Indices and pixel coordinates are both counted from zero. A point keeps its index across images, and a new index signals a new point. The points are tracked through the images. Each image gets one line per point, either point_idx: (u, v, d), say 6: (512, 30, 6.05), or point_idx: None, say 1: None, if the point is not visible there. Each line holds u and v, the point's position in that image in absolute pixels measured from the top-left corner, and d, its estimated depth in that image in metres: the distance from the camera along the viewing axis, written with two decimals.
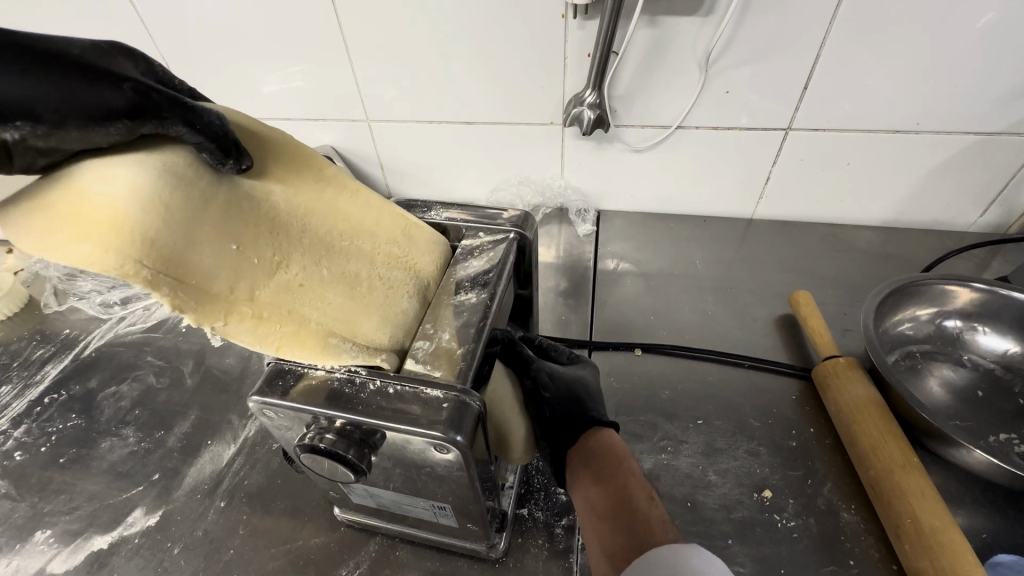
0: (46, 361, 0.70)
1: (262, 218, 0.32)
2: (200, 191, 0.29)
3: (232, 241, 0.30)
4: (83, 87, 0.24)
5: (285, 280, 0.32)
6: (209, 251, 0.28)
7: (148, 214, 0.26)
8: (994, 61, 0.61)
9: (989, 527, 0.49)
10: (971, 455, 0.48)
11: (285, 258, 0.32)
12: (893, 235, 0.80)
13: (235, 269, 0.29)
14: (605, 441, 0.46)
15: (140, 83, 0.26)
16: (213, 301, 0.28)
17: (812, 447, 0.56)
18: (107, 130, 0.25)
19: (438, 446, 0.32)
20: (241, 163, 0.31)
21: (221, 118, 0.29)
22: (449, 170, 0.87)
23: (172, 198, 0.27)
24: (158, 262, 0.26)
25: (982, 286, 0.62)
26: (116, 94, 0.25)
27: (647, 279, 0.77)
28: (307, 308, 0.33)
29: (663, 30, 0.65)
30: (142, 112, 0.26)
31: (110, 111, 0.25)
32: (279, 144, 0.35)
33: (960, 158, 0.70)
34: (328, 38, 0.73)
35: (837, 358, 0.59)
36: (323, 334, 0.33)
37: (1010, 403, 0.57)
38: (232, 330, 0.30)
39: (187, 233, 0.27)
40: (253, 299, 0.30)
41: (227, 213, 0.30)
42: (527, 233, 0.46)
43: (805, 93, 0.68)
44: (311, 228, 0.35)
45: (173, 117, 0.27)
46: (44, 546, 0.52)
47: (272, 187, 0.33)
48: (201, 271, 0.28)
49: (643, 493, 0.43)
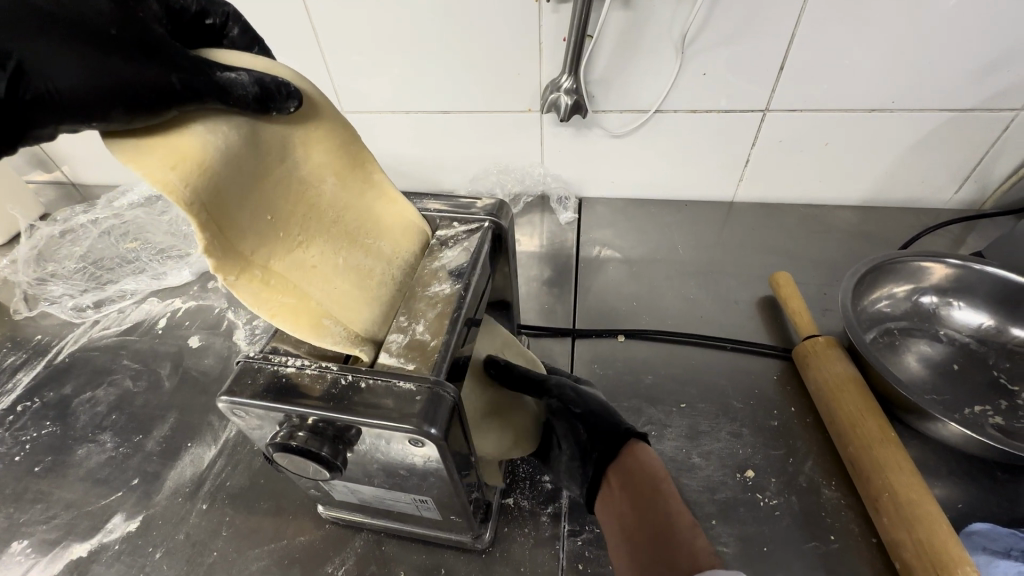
0: (17, 369, 0.68)
1: (301, 201, 0.32)
2: (264, 163, 0.30)
3: (267, 214, 0.30)
4: (134, 80, 0.25)
5: (300, 258, 0.32)
6: (250, 214, 0.29)
7: (226, 172, 0.27)
8: (969, 35, 0.61)
9: (965, 498, 0.50)
10: (947, 428, 0.49)
11: (307, 238, 0.32)
12: (871, 214, 0.81)
13: (261, 235, 0.30)
14: (644, 461, 0.41)
15: (186, 75, 0.27)
16: (232, 256, 0.28)
17: (794, 427, 0.57)
18: (164, 117, 0.27)
19: (413, 440, 0.32)
20: (280, 112, 0.31)
21: (252, 82, 0.29)
22: (428, 160, 0.85)
23: (244, 162, 0.29)
24: (212, 212, 0.27)
25: (956, 262, 0.63)
26: (167, 88, 0.26)
27: (631, 265, 0.77)
28: (314, 286, 0.33)
29: (638, 11, 0.64)
30: (187, 100, 0.27)
31: (164, 100, 0.26)
32: (358, 140, 0.35)
33: (935, 135, 0.71)
34: (298, 29, 0.71)
35: (816, 337, 0.59)
36: (319, 313, 0.33)
37: (985, 376, 0.58)
38: (239, 288, 0.29)
39: (244, 194, 0.29)
40: (267, 268, 0.30)
41: (278, 187, 0.31)
42: (503, 221, 0.45)
43: (782, 73, 0.67)
44: (342, 221, 0.34)
45: (210, 97, 0.27)
46: (21, 557, 0.51)
47: (330, 176, 0.34)
48: (235, 227, 0.28)
49: (687, 525, 0.36)
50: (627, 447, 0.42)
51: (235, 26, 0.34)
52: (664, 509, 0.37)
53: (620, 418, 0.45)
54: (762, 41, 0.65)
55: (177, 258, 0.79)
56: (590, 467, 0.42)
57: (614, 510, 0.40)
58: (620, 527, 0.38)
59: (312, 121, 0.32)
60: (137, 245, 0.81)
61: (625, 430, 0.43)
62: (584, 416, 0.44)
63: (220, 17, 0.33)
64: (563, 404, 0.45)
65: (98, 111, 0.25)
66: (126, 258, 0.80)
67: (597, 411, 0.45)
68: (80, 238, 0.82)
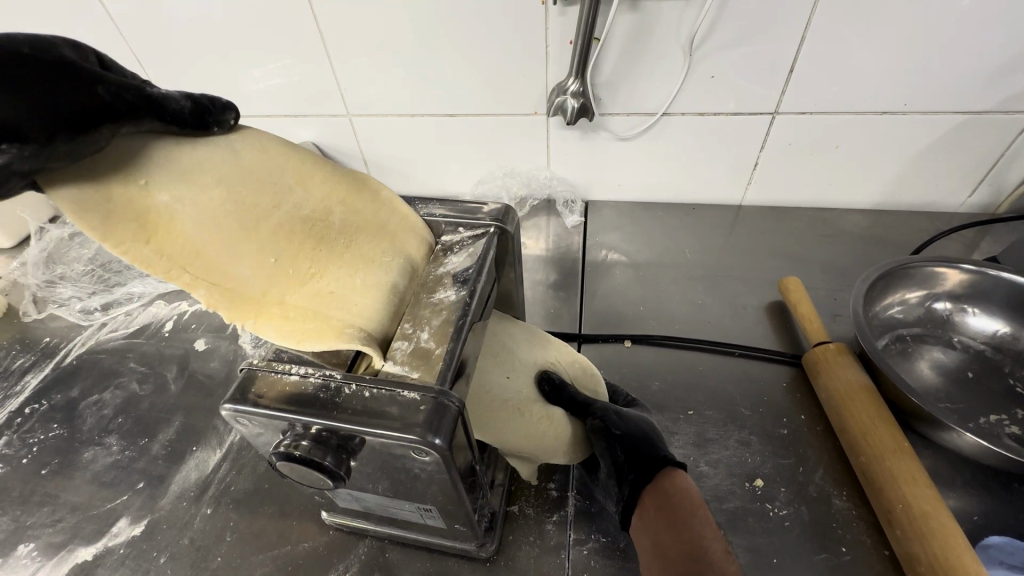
0: (26, 371, 0.68)
1: (307, 237, 0.34)
2: (255, 212, 0.32)
3: (270, 256, 0.32)
4: (64, 98, 0.25)
5: (316, 287, 0.34)
6: (251, 261, 0.31)
7: (203, 234, 0.30)
8: (982, 37, 0.60)
9: (981, 509, 0.49)
10: (962, 438, 0.48)
11: (321, 269, 0.34)
12: (883, 218, 0.80)
13: (267, 276, 0.32)
14: (681, 485, 0.39)
15: (112, 86, 0.27)
16: (242, 301, 0.31)
17: (804, 434, 0.56)
18: (94, 136, 0.26)
19: (417, 450, 0.31)
20: (222, 125, 0.33)
21: (184, 96, 0.31)
22: (433, 163, 0.85)
23: (225, 218, 0.31)
24: (200, 271, 0.30)
25: (971, 268, 0.62)
26: (96, 102, 0.26)
27: (637, 269, 0.76)
28: (334, 308, 0.34)
29: (644, 14, 0.64)
30: (117, 114, 0.27)
31: (95, 117, 0.26)
32: (342, 171, 0.38)
33: (949, 137, 0.70)
34: (304, 33, 0.71)
35: (827, 344, 0.58)
36: (340, 325, 0.33)
37: (1000, 385, 0.57)
38: (260, 327, 0.32)
39: (235, 246, 0.31)
40: (283, 303, 0.32)
41: (277, 230, 0.33)
42: (509, 226, 0.44)
43: (793, 75, 0.66)
44: (356, 247, 0.36)
45: (149, 114, 0.29)
46: (27, 560, 0.51)
47: (330, 208, 0.36)
48: (236, 276, 0.31)
49: (720, 550, 0.36)
50: (665, 472, 0.40)
51: None
52: (699, 532, 0.37)
53: (662, 445, 0.43)
54: (771, 44, 0.64)
55: None
56: (626, 488, 0.41)
57: (647, 532, 0.39)
58: (653, 548, 0.38)
59: (296, 169, 0.35)
60: None
61: (663, 457, 0.41)
62: (624, 438, 0.43)
63: None
64: (604, 425, 0.45)
65: (24, 133, 0.24)
66: (134, 261, 0.80)
67: (635, 435, 0.44)
68: (89, 241, 0.82)
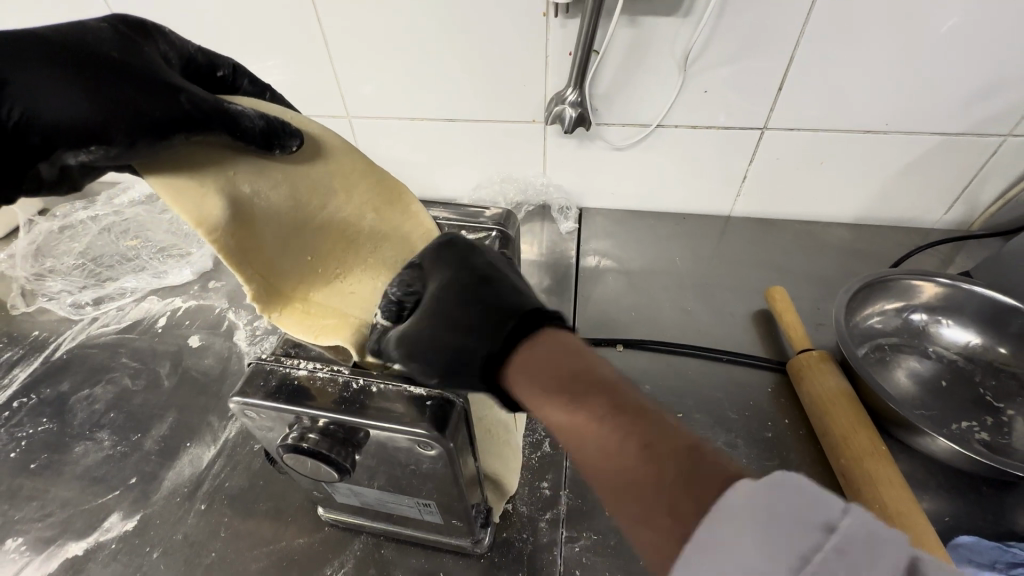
0: (13, 365, 0.68)
1: (340, 240, 0.36)
2: (304, 212, 0.34)
3: (306, 255, 0.35)
4: (145, 106, 0.27)
5: (339, 287, 0.36)
6: (290, 259, 0.34)
7: (266, 229, 0.32)
8: (958, 64, 0.64)
9: (952, 511, 0.52)
10: (935, 443, 0.51)
11: (346, 271, 0.36)
12: (863, 232, 0.83)
13: (301, 273, 0.34)
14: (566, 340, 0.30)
15: (193, 96, 0.29)
16: (276, 295, 0.33)
17: (787, 438, 0.58)
18: (169, 144, 0.28)
19: (422, 445, 0.32)
20: (284, 149, 0.33)
21: (259, 116, 0.31)
22: (432, 167, 0.86)
23: (284, 214, 0.33)
24: (256, 267, 0.32)
25: (945, 281, 0.65)
26: (175, 111, 0.28)
27: (628, 275, 0.78)
28: (354, 308, 0.35)
29: (642, 30, 0.66)
30: (193, 124, 0.28)
31: (171, 124, 0.27)
32: (388, 179, 0.39)
33: (926, 157, 0.73)
34: (308, 35, 0.72)
35: (811, 351, 0.61)
36: (359, 321, 0.35)
37: (971, 393, 0.60)
38: (284, 321, 0.34)
39: (283, 244, 0.33)
40: (307, 298, 0.35)
41: (318, 231, 0.35)
42: (510, 230, 0.46)
43: (781, 92, 0.69)
44: (383, 255, 0.38)
45: (219, 127, 0.29)
46: (15, 554, 0.51)
47: (366, 214, 0.37)
48: (277, 272, 0.33)
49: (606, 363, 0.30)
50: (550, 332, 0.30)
51: (243, 78, 0.38)
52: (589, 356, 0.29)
53: None
54: (762, 62, 0.67)
55: (178, 256, 0.79)
56: None
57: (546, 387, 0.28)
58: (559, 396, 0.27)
59: (347, 171, 0.37)
60: (138, 243, 0.81)
61: None
62: None
63: (228, 69, 0.37)
64: None
65: (103, 134, 0.26)
66: (126, 256, 0.79)
67: None
68: (80, 234, 0.81)
